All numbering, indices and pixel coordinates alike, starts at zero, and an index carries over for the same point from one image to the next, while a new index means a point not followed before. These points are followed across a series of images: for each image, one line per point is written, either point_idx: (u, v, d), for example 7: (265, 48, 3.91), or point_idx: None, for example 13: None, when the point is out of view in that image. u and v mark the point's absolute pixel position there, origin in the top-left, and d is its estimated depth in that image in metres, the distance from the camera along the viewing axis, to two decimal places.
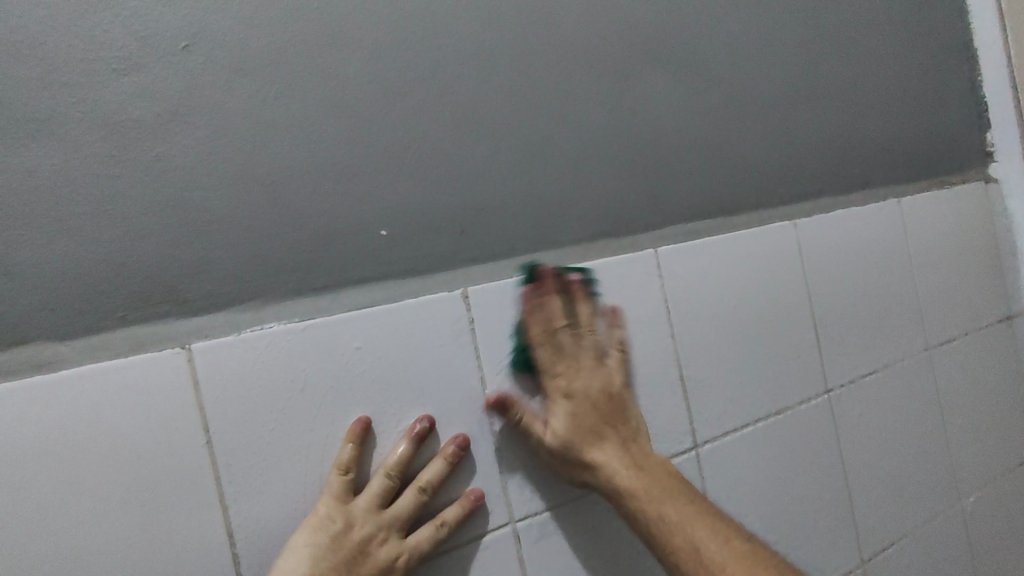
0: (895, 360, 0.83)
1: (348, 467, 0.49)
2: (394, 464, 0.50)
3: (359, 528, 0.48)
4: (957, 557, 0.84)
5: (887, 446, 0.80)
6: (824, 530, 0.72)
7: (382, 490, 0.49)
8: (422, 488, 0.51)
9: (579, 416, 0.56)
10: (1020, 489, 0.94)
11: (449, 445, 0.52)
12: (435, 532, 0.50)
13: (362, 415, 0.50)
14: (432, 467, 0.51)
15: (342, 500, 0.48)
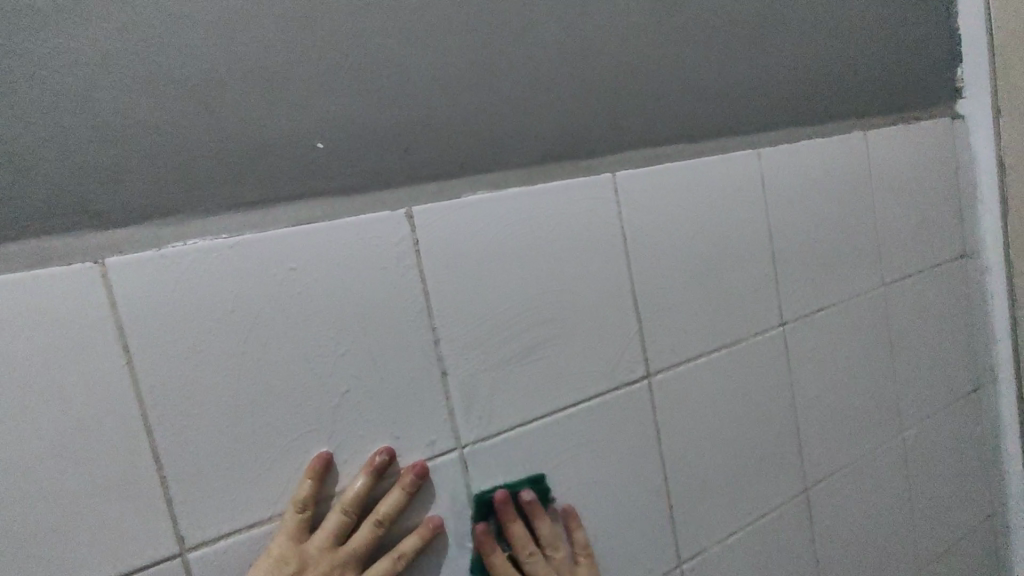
0: (853, 295, 0.83)
1: (304, 505, 0.48)
2: (351, 500, 0.50)
3: (315, 568, 0.48)
4: (893, 482, 0.88)
5: (837, 379, 0.81)
6: (768, 457, 0.74)
7: (338, 527, 0.49)
8: (378, 522, 0.51)
9: None
10: (962, 421, 0.97)
11: (407, 475, 0.52)
12: (391, 565, 0.50)
13: (322, 450, 0.50)
14: (389, 500, 0.51)
15: (297, 540, 0.48)
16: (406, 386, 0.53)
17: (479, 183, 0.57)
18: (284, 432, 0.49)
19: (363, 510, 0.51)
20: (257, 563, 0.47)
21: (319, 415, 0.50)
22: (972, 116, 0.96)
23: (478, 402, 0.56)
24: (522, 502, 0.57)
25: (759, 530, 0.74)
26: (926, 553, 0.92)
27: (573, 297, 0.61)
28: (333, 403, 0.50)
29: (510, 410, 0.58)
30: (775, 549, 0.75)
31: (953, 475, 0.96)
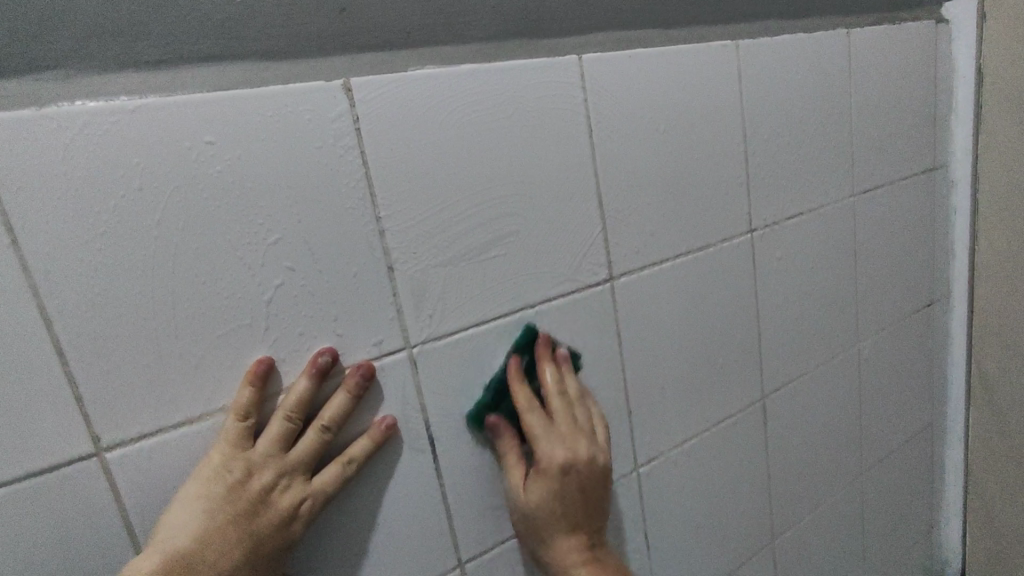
0: (822, 205, 0.81)
1: (244, 411, 0.44)
2: (295, 404, 0.46)
3: (261, 476, 0.44)
4: (845, 391, 0.90)
5: (800, 289, 0.80)
6: (728, 365, 0.74)
7: (283, 433, 0.45)
8: (325, 427, 0.47)
9: (564, 502, 0.55)
10: (915, 334, 0.99)
11: (354, 378, 0.49)
12: (340, 471, 0.48)
13: (260, 355, 0.46)
14: (336, 403, 0.48)
15: (237, 448, 0.44)
16: (348, 280, 0.49)
17: (427, 57, 0.51)
18: (210, 327, 0.44)
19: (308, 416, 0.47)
20: (191, 477, 0.43)
21: (250, 309, 0.45)
22: (957, 20, 0.91)
23: (429, 301, 0.52)
24: (557, 355, 0.58)
25: (715, 435, 0.74)
26: (869, 458, 0.96)
27: (534, 190, 0.57)
28: (265, 297, 0.46)
29: (465, 309, 0.54)
30: (729, 452, 0.76)
31: (901, 386, 0.99)
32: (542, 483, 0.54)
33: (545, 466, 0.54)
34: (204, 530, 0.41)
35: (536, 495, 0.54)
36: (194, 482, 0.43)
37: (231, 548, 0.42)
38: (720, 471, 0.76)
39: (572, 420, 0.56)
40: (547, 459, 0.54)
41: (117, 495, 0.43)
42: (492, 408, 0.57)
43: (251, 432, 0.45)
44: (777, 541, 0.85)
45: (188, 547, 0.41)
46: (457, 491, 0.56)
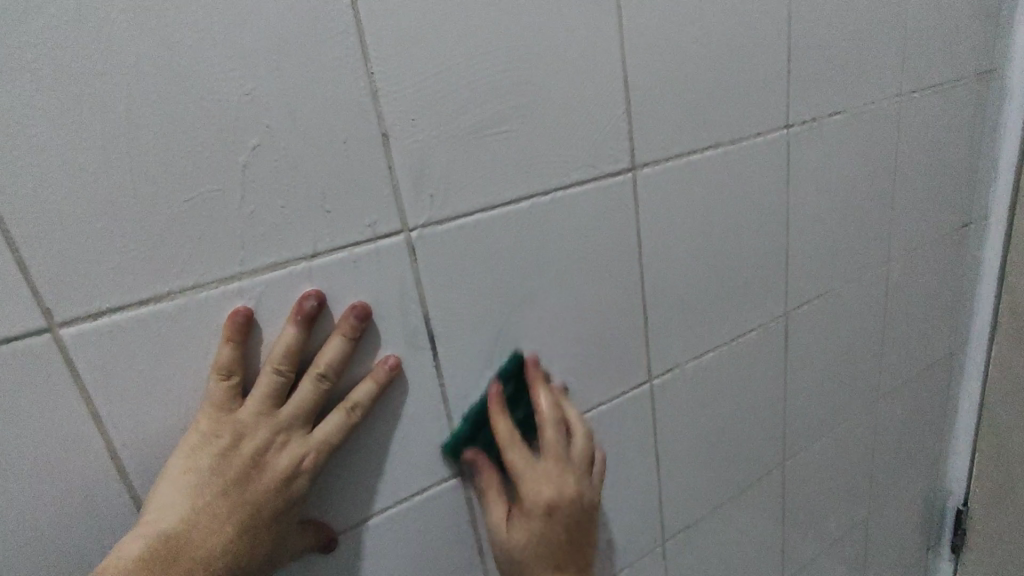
0: (866, 105, 0.73)
1: (227, 370, 0.40)
2: (283, 355, 0.41)
3: (253, 438, 0.41)
4: (870, 313, 0.85)
5: (834, 197, 0.74)
6: (752, 276, 0.68)
7: (273, 389, 0.41)
8: (321, 375, 0.43)
9: (545, 538, 0.50)
10: (947, 257, 0.93)
11: (347, 320, 0.44)
12: (341, 420, 0.44)
13: (238, 304, 0.41)
14: (330, 349, 0.43)
15: (223, 411, 0.40)
16: (337, 148, 0.42)
17: None
18: (176, 190, 0.38)
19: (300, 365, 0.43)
20: (181, 445, 0.40)
21: (222, 174, 0.39)
22: None
23: (430, 179, 0.46)
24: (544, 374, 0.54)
25: (734, 351, 0.70)
26: (887, 384, 0.93)
27: (551, 57, 0.49)
28: (240, 161, 0.39)
29: (471, 192, 0.48)
30: (747, 370, 0.72)
31: (927, 311, 0.94)
32: (526, 525, 0.50)
33: (529, 508, 0.50)
34: (200, 498, 0.39)
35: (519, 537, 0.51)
36: (183, 450, 0.40)
37: (231, 513, 0.40)
38: (736, 388, 0.72)
39: (563, 454, 0.51)
40: (529, 500, 0.50)
41: (78, 377, 0.38)
42: (500, 306, 0.52)
43: (237, 391, 0.41)
44: (789, 462, 0.83)
45: (186, 516, 0.38)
46: (460, 394, 0.52)
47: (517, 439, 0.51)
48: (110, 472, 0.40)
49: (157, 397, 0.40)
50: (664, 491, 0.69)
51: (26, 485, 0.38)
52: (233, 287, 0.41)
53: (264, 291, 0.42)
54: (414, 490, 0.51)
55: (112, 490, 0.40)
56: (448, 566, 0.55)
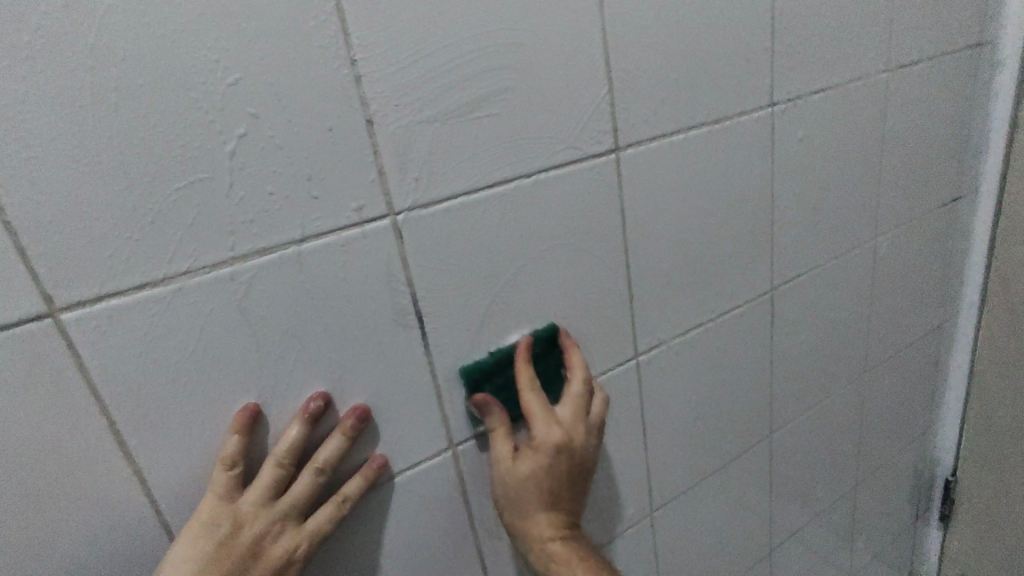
0: (852, 81, 0.73)
1: (232, 462, 0.44)
2: (286, 450, 0.46)
3: (251, 527, 0.44)
4: (858, 288, 0.86)
5: (821, 174, 0.75)
6: (738, 253, 0.70)
7: (275, 481, 0.45)
8: (319, 469, 0.47)
9: (552, 472, 0.54)
10: (936, 231, 0.94)
11: (346, 420, 0.48)
12: (334, 511, 0.48)
13: (249, 401, 0.45)
14: (329, 446, 0.47)
15: (227, 500, 0.44)
16: (321, 134, 0.43)
17: None
18: (165, 180, 0.39)
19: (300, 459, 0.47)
20: (183, 531, 0.43)
21: (210, 162, 0.40)
22: None
23: (414, 163, 0.47)
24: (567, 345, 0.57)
25: (721, 327, 0.72)
26: (875, 357, 0.94)
27: (533, 39, 0.50)
28: (227, 150, 0.41)
29: (456, 176, 0.49)
30: (733, 345, 0.74)
31: (915, 285, 0.95)
32: (531, 457, 0.54)
33: (539, 445, 0.53)
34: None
35: (523, 467, 0.54)
36: (185, 537, 0.43)
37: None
38: (723, 363, 0.74)
39: (576, 413, 0.55)
40: (540, 443, 0.53)
41: (79, 360, 0.39)
42: (486, 285, 0.53)
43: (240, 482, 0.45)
44: (776, 434, 0.85)
45: None
46: (449, 371, 0.53)
47: (537, 407, 0.54)
48: (115, 452, 0.42)
49: (156, 378, 0.42)
50: (652, 463, 0.72)
51: (33, 463, 0.39)
52: (225, 272, 0.42)
53: (255, 275, 0.43)
54: (405, 464, 0.54)
55: (116, 469, 0.42)
56: (441, 535, 0.58)
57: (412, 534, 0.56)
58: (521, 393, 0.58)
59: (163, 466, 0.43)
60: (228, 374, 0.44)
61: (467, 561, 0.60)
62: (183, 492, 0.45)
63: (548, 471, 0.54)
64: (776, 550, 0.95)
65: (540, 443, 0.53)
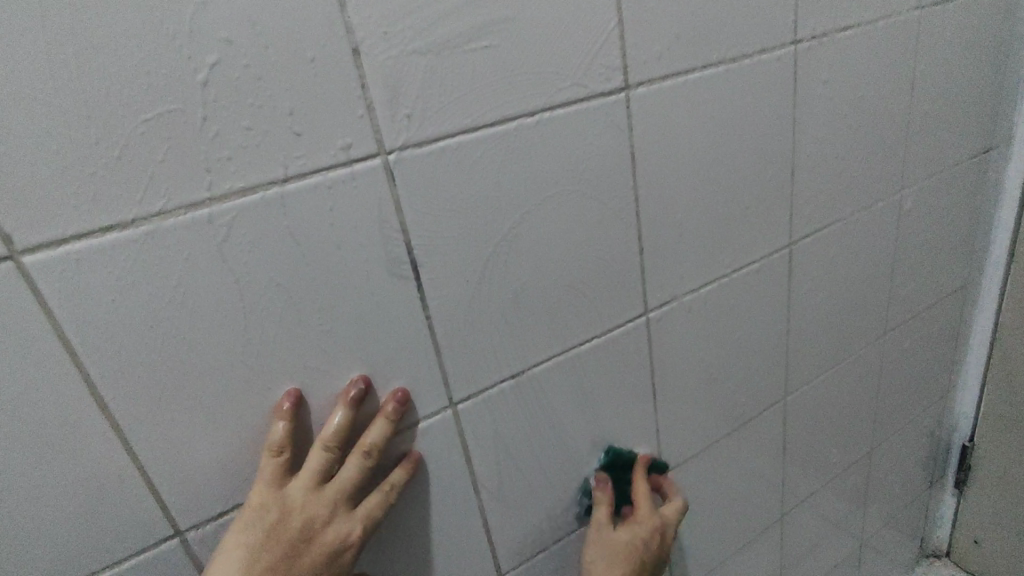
0: (881, 18, 0.68)
1: (279, 447, 0.45)
2: (332, 435, 0.46)
3: (302, 513, 0.45)
4: (881, 244, 0.82)
5: (845, 120, 0.70)
6: (756, 205, 0.66)
7: (322, 466, 0.46)
8: (365, 452, 0.47)
9: (645, 547, 0.62)
10: (965, 184, 0.89)
11: (389, 403, 0.49)
12: (382, 498, 0.49)
13: (290, 387, 0.45)
14: (373, 430, 0.48)
15: (277, 487, 0.45)
16: (302, 65, 0.39)
17: None
18: (131, 110, 0.36)
19: (345, 444, 0.48)
20: (235, 520, 0.44)
21: (180, 93, 0.37)
22: None
23: (405, 98, 0.43)
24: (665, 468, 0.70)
25: (736, 284, 0.68)
26: (896, 319, 0.91)
27: None
28: (199, 80, 0.37)
29: (452, 113, 0.45)
30: (749, 304, 0.71)
31: (939, 243, 0.90)
32: (630, 531, 0.63)
33: (639, 523, 0.63)
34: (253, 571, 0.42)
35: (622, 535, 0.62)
36: (237, 525, 0.43)
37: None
38: (738, 322, 0.71)
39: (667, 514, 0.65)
40: (643, 521, 0.63)
41: (46, 308, 0.36)
42: (487, 235, 0.50)
43: (289, 468, 0.45)
44: (791, 397, 0.82)
45: None
46: (447, 326, 0.50)
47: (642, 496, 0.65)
48: (92, 408, 0.39)
49: (131, 328, 0.39)
50: (661, 425, 0.69)
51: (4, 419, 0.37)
52: (203, 214, 0.39)
53: (235, 218, 0.40)
54: (407, 431, 0.52)
55: (94, 425, 0.40)
56: (441, 496, 0.56)
57: (412, 493, 0.54)
58: (526, 351, 0.55)
59: (144, 422, 0.41)
60: (210, 325, 0.41)
61: (469, 523, 0.58)
62: (168, 450, 0.42)
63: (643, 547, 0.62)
64: (788, 515, 0.93)
65: (641, 519, 0.64)
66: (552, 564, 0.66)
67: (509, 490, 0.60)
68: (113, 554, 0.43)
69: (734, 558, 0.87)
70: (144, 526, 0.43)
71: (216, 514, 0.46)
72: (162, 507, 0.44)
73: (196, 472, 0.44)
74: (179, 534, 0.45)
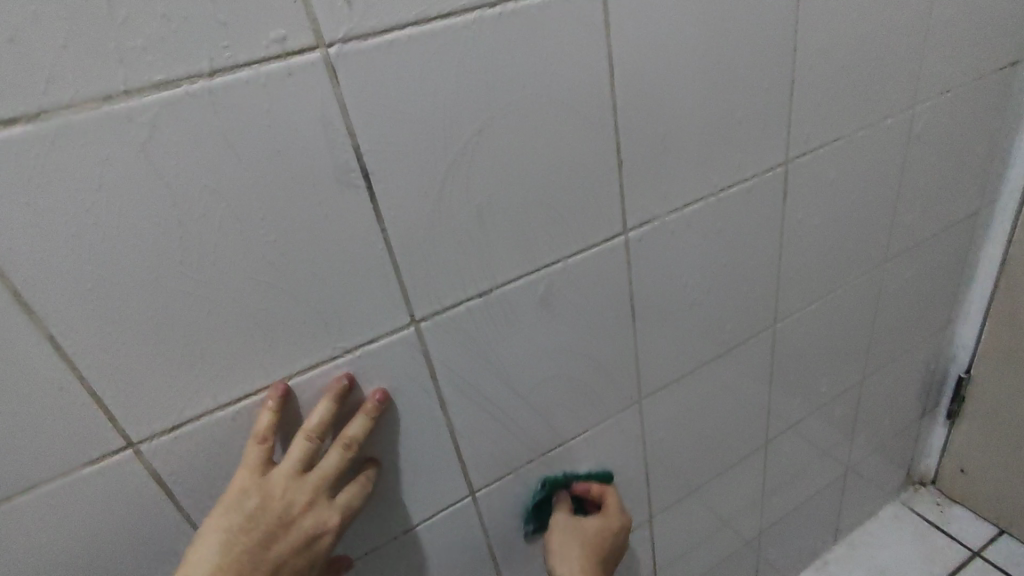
0: None
1: (263, 437, 0.47)
2: (315, 426, 0.48)
3: (283, 500, 0.47)
4: (888, 163, 0.77)
5: (859, 21, 0.63)
6: (750, 116, 0.61)
7: (304, 455, 0.48)
8: (346, 445, 0.50)
9: (608, 534, 0.67)
10: (988, 98, 0.82)
11: (370, 399, 0.51)
12: (358, 490, 0.52)
13: (279, 380, 0.48)
14: (355, 423, 0.50)
15: (259, 475, 0.46)
16: None
17: None
18: None
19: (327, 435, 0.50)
20: (215, 505, 0.46)
21: None
22: None
23: None
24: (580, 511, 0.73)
25: (725, 203, 0.64)
26: (897, 247, 0.87)
27: None
28: None
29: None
30: (738, 225, 0.67)
31: (952, 167, 0.85)
32: (595, 520, 0.67)
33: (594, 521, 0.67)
34: (230, 553, 0.44)
35: (591, 522, 0.67)
36: (218, 509, 0.45)
37: (256, 566, 0.45)
38: (726, 245, 0.67)
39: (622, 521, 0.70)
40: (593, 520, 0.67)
41: None
42: (446, 141, 0.46)
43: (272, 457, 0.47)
44: (781, 325, 0.80)
45: (216, 570, 0.43)
46: (405, 241, 0.48)
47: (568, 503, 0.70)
48: (18, 314, 0.38)
49: (50, 234, 0.37)
50: (641, 349, 0.67)
51: None
52: (119, 109, 0.36)
53: (156, 116, 0.37)
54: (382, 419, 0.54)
55: (23, 331, 0.38)
56: (407, 414, 0.55)
57: (383, 423, 0.55)
58: (493, 270, 0.53)
59: (77, 330, 0.40)
60: (141, 234, 0.39)
61: (436, 443, 0.58)
62: (109, 359, 0.41)
63: (607, 531, 0.67)
64: (771, 442, 0.93)
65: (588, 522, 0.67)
66: (523, 481, 0.67)
67: (478, 410, 0.59)
68: (64, 464, 0.43)
69: (712, 482, 0.88)
70: (92, 437, 0.43)
71: (168, 429, 0.45)
72: (110, 420, 0.43)
73: (141, 385, 0.43)
74: (132, 447, 0.45)
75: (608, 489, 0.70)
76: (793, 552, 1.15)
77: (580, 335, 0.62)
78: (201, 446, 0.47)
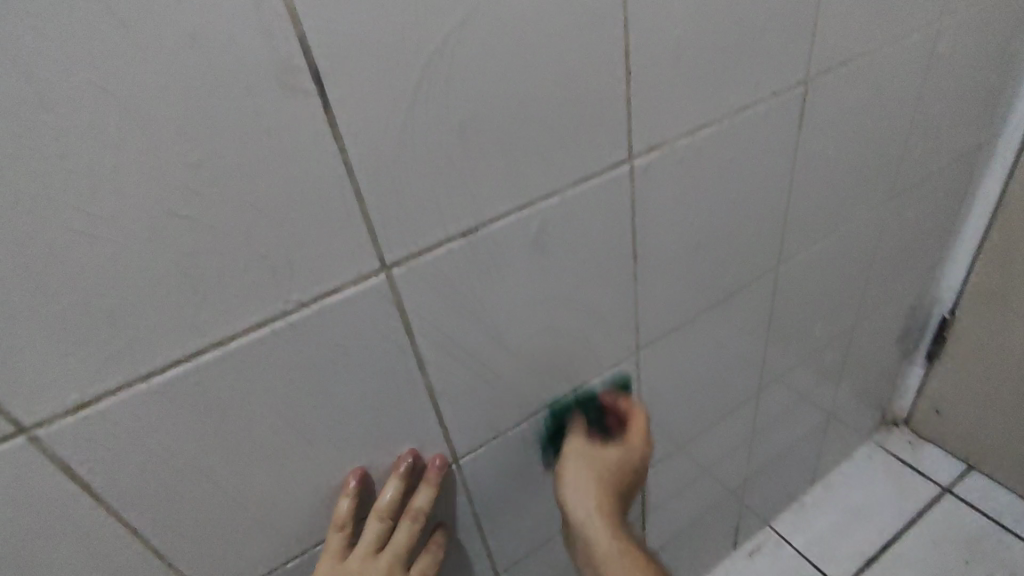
0: None
1: (341, 524, 0.49)
2: (385, 507, 0.51)
3: None
4: (906, 87, 0.70)
5: None
6: (774, 24, 0.52)
7: (377, 535, 0.51)
8: (413, 517, 0.52)
9: (621, 473, 0.62)
10: (1011, 16, 0.75)
11: (432, 467, 0.53)
12: (431, 558, 0.56)
13: (354, 466, 0.50)
14: (421, 495, 0.52)
15: (341, 559, 0.50)
16: None
17: None
18: None
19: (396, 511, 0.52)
20: None
21: None
22: None
23: None
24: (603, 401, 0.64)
25: (739, 129, 0.56)
26: (903, 183, 0.81)
27: None
28: None
29: None
30: (751, 155, 0.59)
31: (965, 95, 0.79)
32: (613, 451, 0.62)
33: (618, 449, 0.62)
34: None
35: (610, 456, 0.62)
36: None
37: None
38: (737, 179, 0.60)
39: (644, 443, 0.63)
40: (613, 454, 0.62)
41: None
42: (419, 31, 0.36)
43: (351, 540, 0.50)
44: (783, 268, 0.74)
45: None
46: (369, 167, 0.38)
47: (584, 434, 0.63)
48: None
49: None
50: (640, 296, 0.60)
51: None
52: None
53: None
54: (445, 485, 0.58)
55: None
56: (379, 378, 0.47)
57: (359, 394, 0.47)
58: (479, 204, 0.44)
59: None
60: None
61: (414, 408, 0.51)
62: None
63: (625, 462, 0.62)
64: (763, 391, 0.89)
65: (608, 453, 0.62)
66: (511, 445, 0.61)
67: (462, 369, 0.52)
68: None
69: (703, 434, 0.84)
70: None
71: (75, 407, 0.36)
72: None
73: (28, 354, 0.33)
74: (26, 433, 0.35)
75: (635, 411, 0.64)
76: (773, 497, 1.14)
77: (576, 282, 0.54)
78: (122, 427, 0.38)
